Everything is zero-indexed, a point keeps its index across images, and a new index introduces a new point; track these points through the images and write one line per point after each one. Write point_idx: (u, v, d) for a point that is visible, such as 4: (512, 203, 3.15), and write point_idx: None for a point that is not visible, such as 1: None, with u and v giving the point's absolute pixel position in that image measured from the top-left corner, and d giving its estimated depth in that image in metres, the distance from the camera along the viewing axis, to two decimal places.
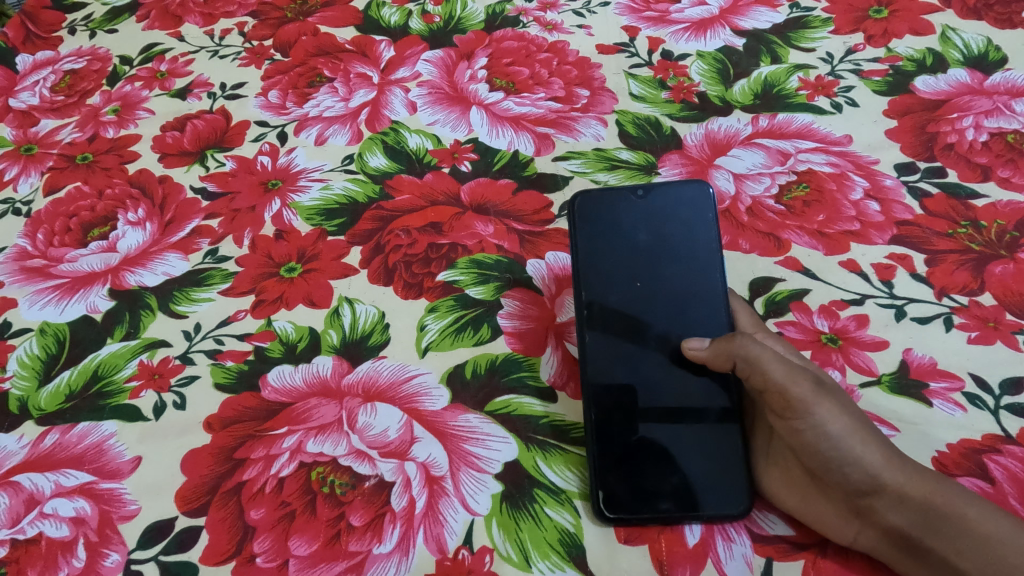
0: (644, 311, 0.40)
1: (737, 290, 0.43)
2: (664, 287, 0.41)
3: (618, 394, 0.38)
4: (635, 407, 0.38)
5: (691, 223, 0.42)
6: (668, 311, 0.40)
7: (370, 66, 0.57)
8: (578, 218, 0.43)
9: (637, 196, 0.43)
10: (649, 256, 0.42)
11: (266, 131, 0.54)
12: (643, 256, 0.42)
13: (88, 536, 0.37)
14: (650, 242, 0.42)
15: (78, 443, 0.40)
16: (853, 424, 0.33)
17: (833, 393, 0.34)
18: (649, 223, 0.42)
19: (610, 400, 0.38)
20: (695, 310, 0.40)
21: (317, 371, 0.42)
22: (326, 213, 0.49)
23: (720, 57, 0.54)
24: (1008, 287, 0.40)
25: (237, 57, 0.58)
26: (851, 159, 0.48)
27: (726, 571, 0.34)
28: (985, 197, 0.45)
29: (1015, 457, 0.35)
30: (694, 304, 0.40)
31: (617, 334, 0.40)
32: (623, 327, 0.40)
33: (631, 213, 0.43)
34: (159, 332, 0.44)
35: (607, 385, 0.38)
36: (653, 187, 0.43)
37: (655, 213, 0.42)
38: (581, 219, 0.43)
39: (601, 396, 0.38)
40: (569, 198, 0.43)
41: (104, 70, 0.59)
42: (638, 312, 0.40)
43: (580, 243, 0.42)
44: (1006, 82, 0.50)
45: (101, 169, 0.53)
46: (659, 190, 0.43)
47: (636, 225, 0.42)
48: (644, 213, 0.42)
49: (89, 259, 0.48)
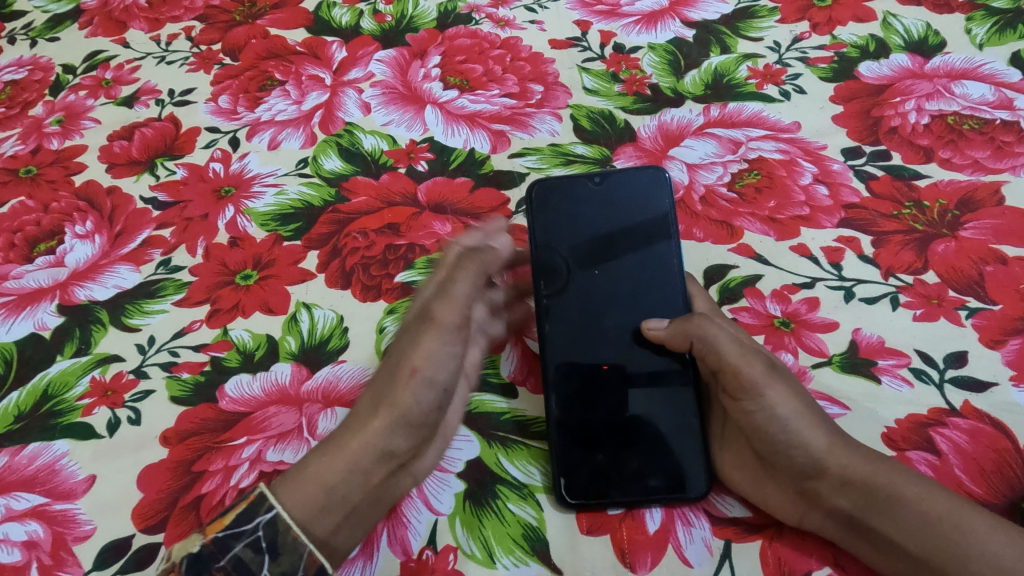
0: (604, 299, 0.41)
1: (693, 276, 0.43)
2: (623, 274, 0.41)
3: (580, 382, 0.39)
4: (596, 394, 0.38)
5: (648, 209, 0.43)
6: (628, 298, 0.41)
7: (322, 68, 0.56)
8: (536, 207, 0.43)
9: (594, 183, 0.43)
10: (607, 243, 0.42)
11: (217, 137, 0.53)
12: (602, 243, 0.42)
13: (42, 559, 0.36)
14: (608, 228, 0.42)
15: (29, 465, 0.39)
16: (799, 407, 0.35)
17: (782, 375, 0.36)
18: (606, 210, 0.43)
19: (571, 387, 0.39)
20: (653, 296, 0.41)
21: (275, 378, 0.41)
22: (281, 218, 0.48)
23: (671, 49, 0.55)
24: (951, 265, 0.42)
25: (185, 62, 0.57)
26: (800, 145, 0.49)
27: (688, 554, 0.34)
28: (928, 178, 0.46)
29: (960, 428, 0.36)
30: (652, 291, 0.41)
31: (577, 322, 0.40)
32: (583, 315, 0.40)
33: (588, 200, 0.43)
34: (111, 347, 0.43)
35: (569, 373, 0.39)
36: (609, 174, 0.43)
37: (613, 200, 0.43)
38: (539, 207, 0.43)
39: (564, 383, 0.39)
40: (527, 186, 0.43)
41: (47, 79, 0.58)
42: (598, 300, 0.41)
43: (539, 232, 0.42)
44: (946, 65, 0.51)
45: (46, 182, 0.51)
46: (615, 177, 0.43)
47: (594, 212, 0.43)
48: (602, 200, 0.43)
49: (35, 275, 0.47)
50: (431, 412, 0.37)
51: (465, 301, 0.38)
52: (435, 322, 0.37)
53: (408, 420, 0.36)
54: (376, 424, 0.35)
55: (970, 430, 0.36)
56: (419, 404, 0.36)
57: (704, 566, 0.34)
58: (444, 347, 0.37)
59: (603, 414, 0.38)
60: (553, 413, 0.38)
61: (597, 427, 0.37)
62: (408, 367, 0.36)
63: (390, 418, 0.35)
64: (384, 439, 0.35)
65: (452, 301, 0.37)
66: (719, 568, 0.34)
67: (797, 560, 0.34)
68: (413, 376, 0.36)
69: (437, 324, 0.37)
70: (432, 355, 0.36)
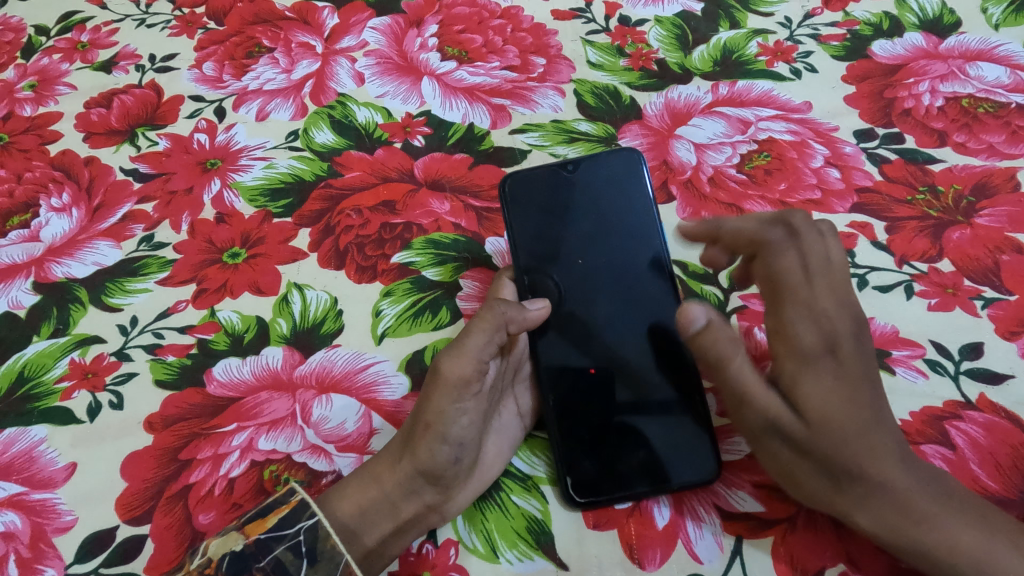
0: (591, 290, 0.40)
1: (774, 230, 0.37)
2: (606, 264, 0.40)
3: (573, 376, 0.38)
4: (593, 388, 0.37)
5: (624, 195, 0.41)
6: (615, 286, 0.40)
7: (312, 35, 0.53)
8: (510, 202, 0.41)
9: (567, 172, 0.42)
10: (588, 234, 0.41)
11: (202, 106, 0.50)
12: (582, 233, 0.41)
13: (20, 552, 0.34)
14: (587, 219, 0.41)
15: (4, 451, 0.37)
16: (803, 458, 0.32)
17: (813, 432, 0.32)
18: (582, 200, 0.41)
19: (566, 384, 0.37)
20: (642, 282, 0.40)
21: (266, 362, 0.39)
22: (270, 193, 0.46)
23: (679, 22, 0.53)
24: (966, 253, 0.41)
25: (166, 26, 0.54)
26: (811, 127, 0.47)
27: (697, 551, 0.33)
28: (943, 162, 0.45)
29: (976, 422, 0.36)
30: (640, 277, 0.40)
31: (564, 314, 0.39)
32: (572, 307, 0.39)
33: (563, 191, 0.41)
34: (91, 328, 0.41)
35: (561, 371, 0.38)
36: (581, 162, 0.42)
37: (589, 187, 0.42)
38: (513, 203, 0.41)
39: (558, 380, 0.38)
40: (499, 181, 0.41)
41: (18, 41, 0.54)
42: (584, 291, 0.39)
43: (515, 226, 0.40)
44: (961, 45, 0.50)
45: (19, 151, 0.48)
46: (588, 164, 0.42)
47: (569, 202, 0.41)
48: (577, 190, 0.41)
49: (8, 250, 0.44)
50: (453, 464, 0.34)
51: (478, 356, 0.33)
52: (441, 379, 0.33)
53: (429, 470, 0.33)
54: (402, 466, 0.34)
55: (985, 425, 0.36)
56: (439, 458, 0.33)
57: (714, 563, 0.33)
58: (455, 405, 0.33)
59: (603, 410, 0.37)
60: (550, 410, 0.37)
61: (598, 422, 0.36)
62: (421, 422, 0.33)
63: (414, 467, 0.33)
64: (413, 482, 0.33)
65: (463, 356, 0.33)
66: (729, 565, 0.33)
67: (809, 557, 0.33)
68: (428, 431, 0.33)
69: (443, 380, 0.33)
70: (445, 412, 0.33)
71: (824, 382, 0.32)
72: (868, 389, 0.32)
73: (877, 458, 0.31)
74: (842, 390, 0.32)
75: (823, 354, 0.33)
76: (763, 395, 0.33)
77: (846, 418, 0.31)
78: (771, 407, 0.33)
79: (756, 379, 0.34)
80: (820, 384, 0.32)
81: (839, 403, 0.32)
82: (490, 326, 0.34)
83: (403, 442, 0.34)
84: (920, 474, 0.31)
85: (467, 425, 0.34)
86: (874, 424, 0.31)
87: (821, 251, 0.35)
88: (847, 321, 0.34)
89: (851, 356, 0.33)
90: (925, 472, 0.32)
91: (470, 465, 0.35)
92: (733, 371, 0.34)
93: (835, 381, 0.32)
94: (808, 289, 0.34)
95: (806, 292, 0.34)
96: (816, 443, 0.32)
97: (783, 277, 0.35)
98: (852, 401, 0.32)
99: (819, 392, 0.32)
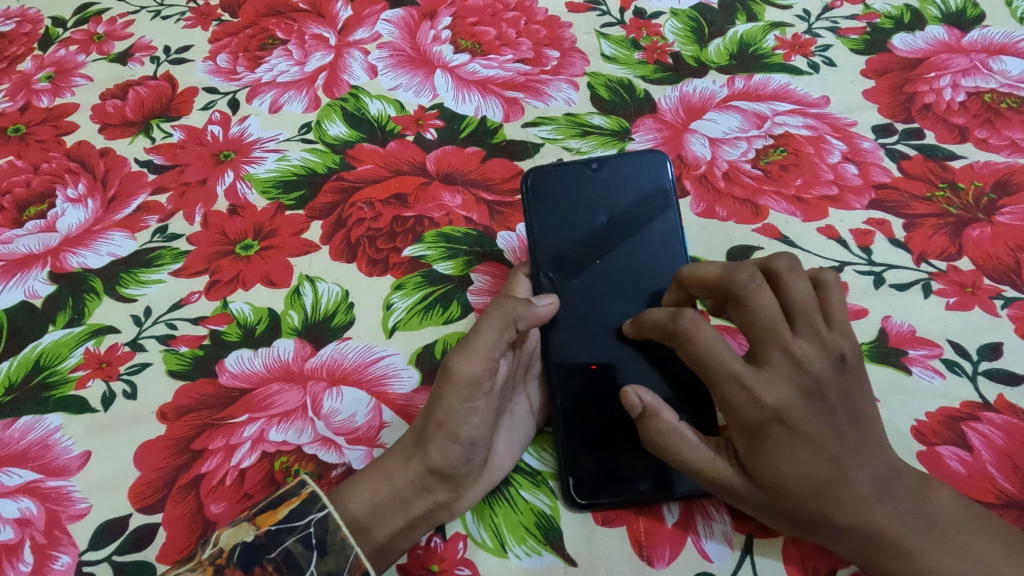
0: (605, 290, 0.39)
1: (777, 259, 0.32)
2: (625, 264, 0.40)
3: (582, 376, 0.37)
4: (601, 389, 0.37)
5: (645, 195, 0.41)
6: (629, 287, 0.39)
7: (326, 27, 0.53)
8: (532, 196, 0.41)
9: (591, 170, 0.41)
10: (607, 232, 0.40)
11: (216, 98, 0.50)
12: (602, 232, 0.40)
13: (35, 538, 0.35)
14: (608, 214, 0.41)
15: (21, 439, 0.37)
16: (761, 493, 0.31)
17: (762, 493, 0.30)
18: (604, 199, 0.41)
19: (574, 383, 0.37)
20: (656, 284, 0.39)
21: (278, 355, 0.39)
22: (283, 185, 0.46)
23: (694, 15, 0.52)
24: (987, 252, 0.40)
25: (181, 18, 0.54)
26: (829, 121, 0.46)
27: (706, 549, 0.33)
28: (963, 158, 0.44)
29: (994, 424, 0.35)
30: (654, 279, 0.39)
31: (574, 312, 0.39)
32: (585, 305, 0.39)
33: (584, 188, 0.41)
34: (106, 318, 0.41)
35: (570, 369, 0.38)
36: (606, 160, 0.42)
37: (612, 186, 0.41)
38: (535, 197, 0.41)
39: (567, 379, 0.37)
40: (521, 175, 0.41)
41: (36, 33, 0.54)
42: (599, 290, 0.39)
43: (536, 221, 0.41)
44: (984, 39, 0.49)
45: (36, 142, 0.49)
46: (612, 162, 0.42)
47: (591, 199, 0.41)
48: (600, 188, 0.41)
49: (25, 240, 0.44)
50: (465, 463, 0.34)
51: (489, 354, 0.33)
52: (455, 377, 0.33)
53: (440, 469, 0.33)
54: (414, 465, 0.33)
55: (1004, 427, 0.35)
56: (451, 457, 0.33)
57: (724, 562, 0.33)
58: (466, 404, 0.33)
59: (611, 410, 0.37)
60: (556, 410, 0.37)
61: (606, 421, 0.36)
62: (433, 420, 0.33)
63: (425, 466, 0.33)
64: (425, 481, 0.33)
65: (473, 355, 0.33)
66: (739, 564, 0.33)
67: (821, 558, 0.33)
68: (439, 430, 0.33)
69: (454, 380, 0.33)
70: (456, 411, 0.33)
71: (784, 450, 0.30)
72: (839, 445, 0.29)
73: (846, 508, 0.29)
74: (806, 454, 0.29)
75: (765, 419, 0.30)
76: (703, 463, 0.32)
77: (803, 485, 0.29)
78: (720, 474, 0.31)
79: (690, 441, 0.32)
80: (780, 452, 0.30)
81: (796, 471, 0.29)
82: (498, 324, 0.34)
83: (416, 440, 0.34)
84: (903, 508, 0.29)
85: (478, 424, 0.34)
86: (840, 479, 0.29)
87: (802, 289, 0.31)
88: (827, 368, 0.30)
89: (809, 417, 0.29)
90: (907, 503, 0.30)
91: (480, 464, 0.35)
92: (664, 429, 0.33)
93: (794, 448, 0.30)
94: (782, 343, 0.30)
95: (778, 346, 0.30)
96: (769, 503, 0.30)
97: (759, 330, 0.31)
98: (812, 465, 0.29)
99: (778, 460, 0.30)
